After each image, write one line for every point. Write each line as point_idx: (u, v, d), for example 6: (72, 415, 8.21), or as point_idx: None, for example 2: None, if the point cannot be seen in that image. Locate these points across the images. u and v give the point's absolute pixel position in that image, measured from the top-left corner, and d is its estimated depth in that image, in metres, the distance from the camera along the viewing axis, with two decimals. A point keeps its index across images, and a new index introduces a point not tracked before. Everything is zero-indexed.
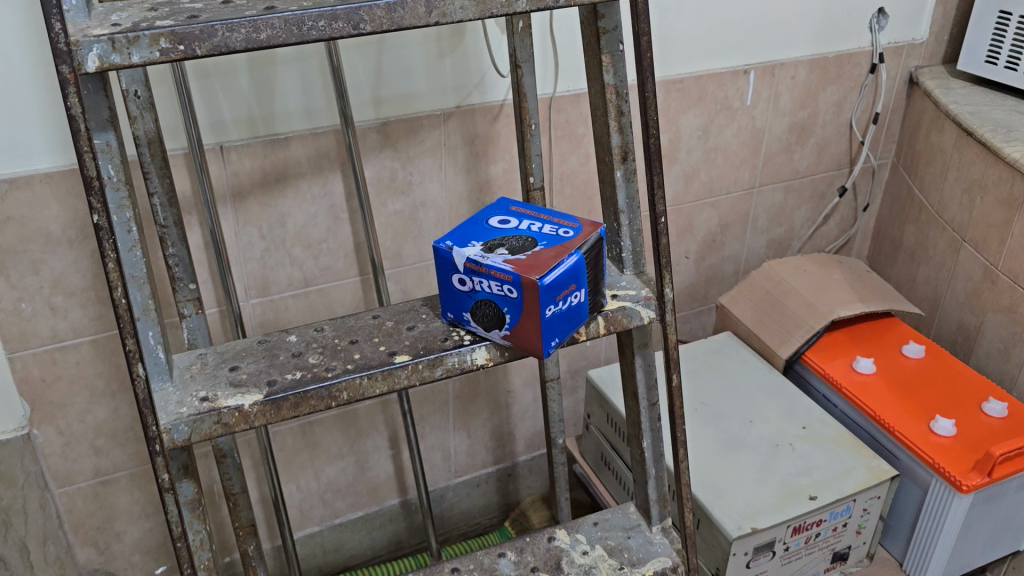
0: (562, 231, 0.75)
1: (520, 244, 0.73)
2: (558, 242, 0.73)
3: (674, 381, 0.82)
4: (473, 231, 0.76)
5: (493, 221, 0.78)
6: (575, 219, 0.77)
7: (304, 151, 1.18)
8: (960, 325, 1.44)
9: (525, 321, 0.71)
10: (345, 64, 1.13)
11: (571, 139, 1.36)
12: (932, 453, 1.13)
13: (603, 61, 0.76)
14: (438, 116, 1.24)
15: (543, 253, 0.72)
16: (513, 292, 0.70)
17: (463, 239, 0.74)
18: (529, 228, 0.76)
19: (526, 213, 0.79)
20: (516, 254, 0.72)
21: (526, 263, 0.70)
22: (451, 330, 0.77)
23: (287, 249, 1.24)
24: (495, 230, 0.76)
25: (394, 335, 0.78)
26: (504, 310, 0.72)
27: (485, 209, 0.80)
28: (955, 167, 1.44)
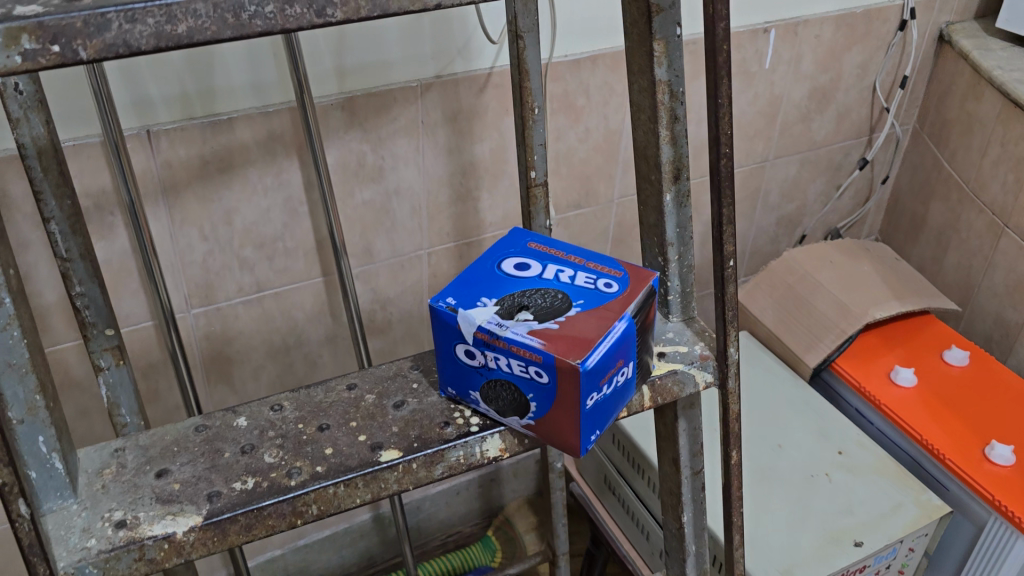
0: (601, 283, 0.56)
1: (548, 304, 0.54)
2: (599, 302, 0.54)
3: (734, 459, 0.65)
4: (481, 280, 0.57)
5: (507, 263, 0.59)
6: (617, 264, 0.58)
7: (252, 134, 0.96)
8: (998, 320, 1.30)
9: (559, 412, 0.53)
10: (305, 44, 0.93)
11: (569, 112, 1.16)
12: (991, 487, 0.98)
13: (655, 50, 0.56)
14: (414, 88, 1.02)
15: (581, 319, 0.53)
16: (543, 376, 0.52)
17: (470, 294, 0.55)
18: (557, 276, 0.57)
19: (550, 252, 0.60)
20: (544, 321, 0.53)
21: (561, 336, 0.52)
22: (452, 410, 0.59)
23: (235, 251, 1.03)
24: (511, 280, 0.57)
25: (377, 418, 0.59)
26: (528, 395, 0.54)
27: (493, 245, 0.61)
28: (998, 141, 1.27)
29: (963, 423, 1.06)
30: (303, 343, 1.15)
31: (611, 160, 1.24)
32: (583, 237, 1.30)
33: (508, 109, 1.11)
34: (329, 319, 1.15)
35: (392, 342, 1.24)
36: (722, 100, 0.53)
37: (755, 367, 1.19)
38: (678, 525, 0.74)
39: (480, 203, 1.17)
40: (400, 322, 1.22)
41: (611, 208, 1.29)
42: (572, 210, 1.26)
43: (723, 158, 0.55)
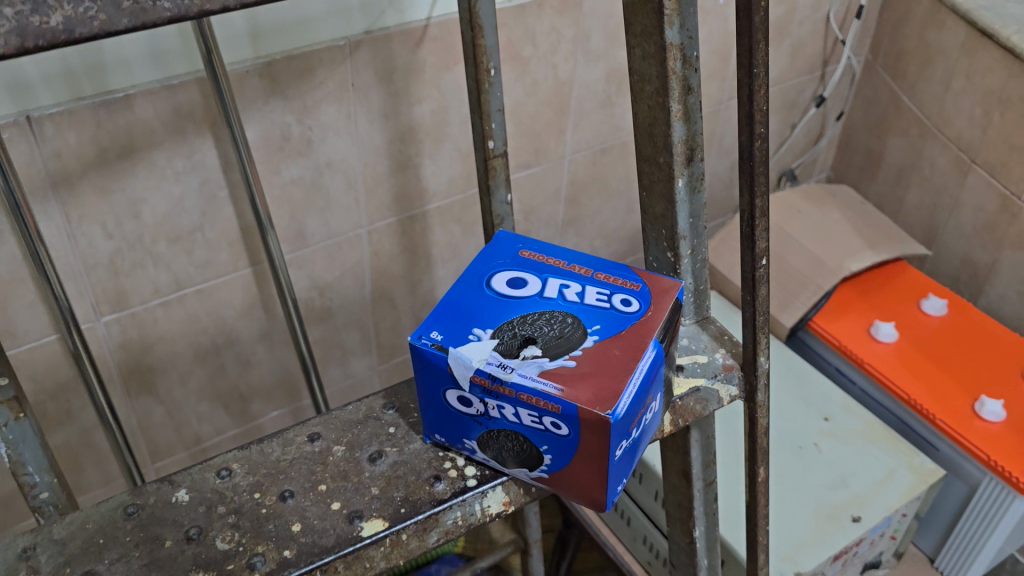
0: (617, 300, 0.48)
1: (558, 332, 0.45)
2: (619, 327, 0.45)
3: (762, 476, 0.57)
4: (471, 305, 0.47)
5: (498, 281, 0.49)
6: (632, 274, 0.50)
7: (155, 113, 0.81)
8: (966, 260, 1.27)
9: (581, 466, 0.44)
10: (217, 23, 0.80)
11: (515, 63, 1.03)
12: (985, 446, 0.93)
13: (665, 8, 0.46)
14: (341, 47, 0.88)
15: (600, 351, 0.44)
16: (562, 428, 0.42)
17: (459, 325, 0.46)
18: (563, 294, 0.48)
19: (547, 263, 0.51)
20: (557, 357, 0.44)
21: (580, 378, 0.42)
22: (442, 459, 0.49)
23: (148, 247, 0.89)
24: (507, 302, 0.47)
25: (351, 476, 0.49)
26: (541, 447, 0.44)
27: (478, 258, 0.51)
28: (963, 73, 1.20)
29: (950, 378, 1.01)
30: (235, 341, 1.03)
31: (562, 114, 1.12)
32: (533, 200, 1.19)
33: (448, 63, 0.97)
34: (261, 313, 1.03)
35: (334, 329, 1.12)
36: (757, 70, 0.43)
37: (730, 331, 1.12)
38: (688, 540, 0.66)
39: (422, 170, 1.04)
40: (341, 307, 1.11)
41: (562, 164, 1.18)
42: (522, 171, 1.15)
43: (757, 141, 0.45)
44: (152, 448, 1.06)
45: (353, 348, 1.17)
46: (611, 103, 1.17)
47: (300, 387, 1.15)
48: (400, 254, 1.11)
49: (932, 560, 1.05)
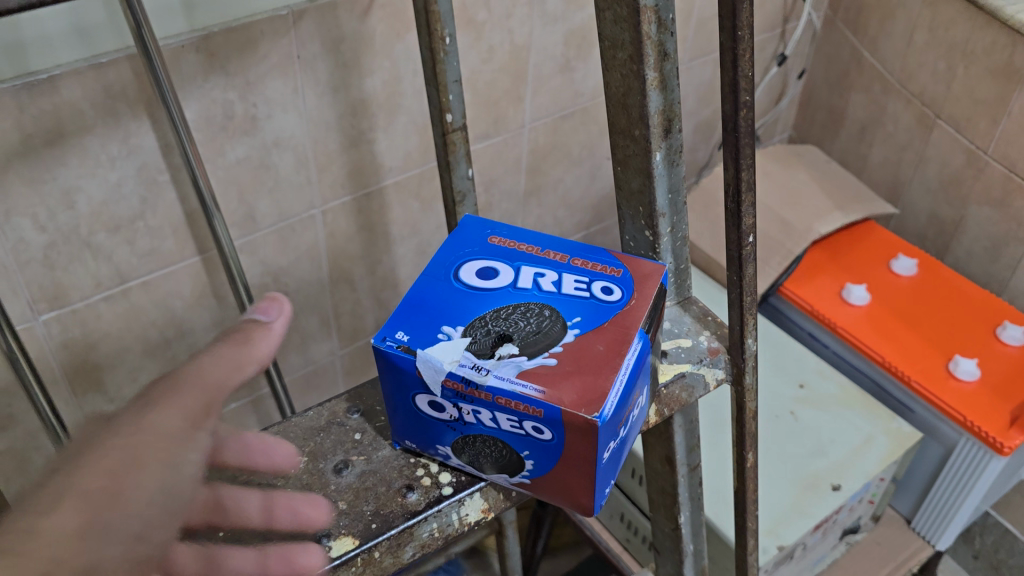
0: (597, 289, 0.44)
1: (537, 326, 0.42)
2: (601, 320, 0.42)
3: (750, 461, 0.54)
4: (439, 301, 0.43)
5: (467, 271, 0.46)
6: (611, 260, 0.46)
7: (84, 96, 0.75)
8: (932, 217, 1.26)
9: (564, 471, 0.41)
10: None
11: (470, 29, 0.98)
12: (961, 407, 0.92)
13: None
14: (284, 17, 0.82)
15: (582, 347, 0.40)
16: (544, 432, 0.39)
17: (427, 325, 0.42)
18: (538, 284, 0.44)
19: (519, 250, 0.47)
20: (536, 356, 0.40)
21: (562, 378, 0.39)
22: (413, 467, 0.45)
23: (85, 238, 0.83)
24: (478, 295, 0.44)
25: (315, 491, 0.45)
26: (522, 453, 0.41)
27: (443, 246, 0.47)
28: (925, 27, 1.17)
29: (923, 339, 1.00)
30: (186, 333, 0.98)
31: (519, 81, 1.08)
32: (493, 171, 1.15)
33: (399, 32, 0.92)
34: (212, 302, 0.98)
35: (291, 315, 1.08)
36: (741, 31, 0.39)
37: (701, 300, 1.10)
38: (673, 526, 0.63)
39: (376, 145, 0.99)
40: (297, 292, 1.06)
41: (521, 134, 1.14)
42: (480, 142, 1.10)
43: (742, 109, 0.42)
44: None
45: (312, 333, 1.12)
46: (570, 68, 1.12)
47: (259, 376, 1.10)
48: (357, 233, 1.06)
49: (909, 521, 1.05)
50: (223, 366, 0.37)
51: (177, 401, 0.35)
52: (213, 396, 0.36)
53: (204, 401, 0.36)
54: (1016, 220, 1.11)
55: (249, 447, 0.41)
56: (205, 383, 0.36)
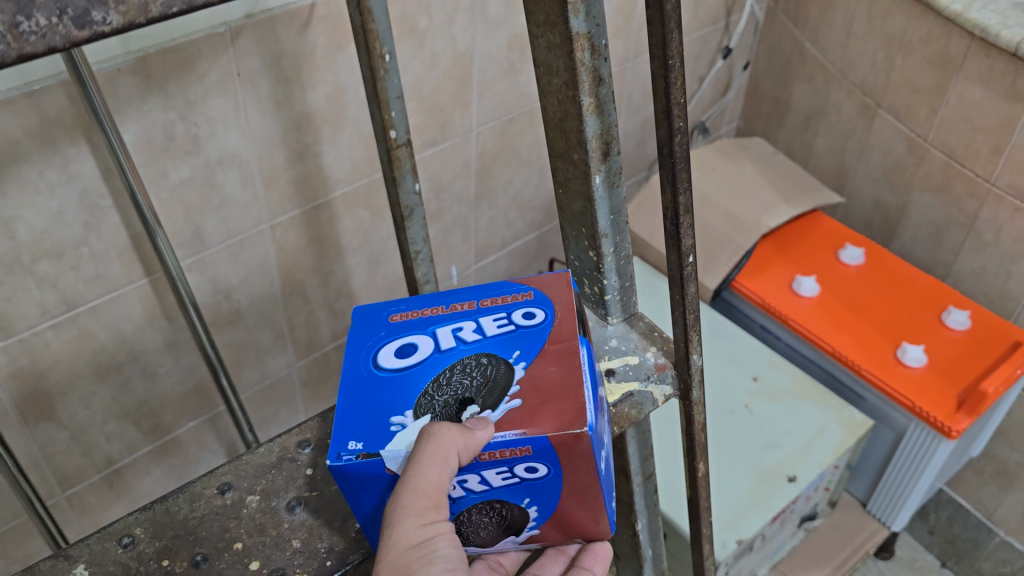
0: (519, 317, 0.47)
1: (484, 377, 0.44)
2: (538, 344, 0.45)
3: (701, 472, 0.55)
4: (374, 395, 0.44)
5: (385, 356, 0.46)
6: (519, 287, 0.49)
7: (19, 124, 0.73)
8: (877, 204, 1.28)
9: (571, 498, 0.44)
10: None
11: (412, 37, 0.97)
12: (908, 392, 0.94)
13: None
14: (222, 35, 0.81)
15: (534, 374, 0.43)
16: (539, 469, 0.42)
17: (373, 425, 0.42)
18: (461, 338, 0.46)
19: (423, 316, 0.48)
20: (499, 404, 0.42)
21: (535, 410, 0.41)
22: None
23: (28, 267, 0.82)
24: (411, 373, 0.45)
25: (270, 528, 0.46)
26: (524, 502, 0.45)
27: (347, 349, 0.47)
28: (863, 17, 1.19)
29: (872, 328, 1.02)
30: (138, 355, 0.97)
31: (464, 86, 1.08)
32: (443, 176, 1.15)
33: (340, 42, 0.91)
34: (164, 323, 0.97)
35: (245, 331, 1.07)
36: (672, 60, 0.40)
37: (647, 299, 1.12)
38: (632, 534, 0.64)
39: (323, 157, 0.99)
40: (251, 307, 1.05)
41: (470, 138, 1.14)
42: (429, 148, 1.10)
43: (677, 135, 0.42)
44: (60, 476, 0.99)
45: (267, 347, 1.11)
46: (516, 71, 1.12)
47: (215, 392, 1.09)
48: (308, 246, 1.05)
49: (864, 504, 1.07)
50: (434, 479, 0.40)
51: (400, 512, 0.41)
52: (434, 494, 0.41)
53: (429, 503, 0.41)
54: (956, 206, 1.14)
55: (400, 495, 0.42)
56: (419, 502, 0.41)
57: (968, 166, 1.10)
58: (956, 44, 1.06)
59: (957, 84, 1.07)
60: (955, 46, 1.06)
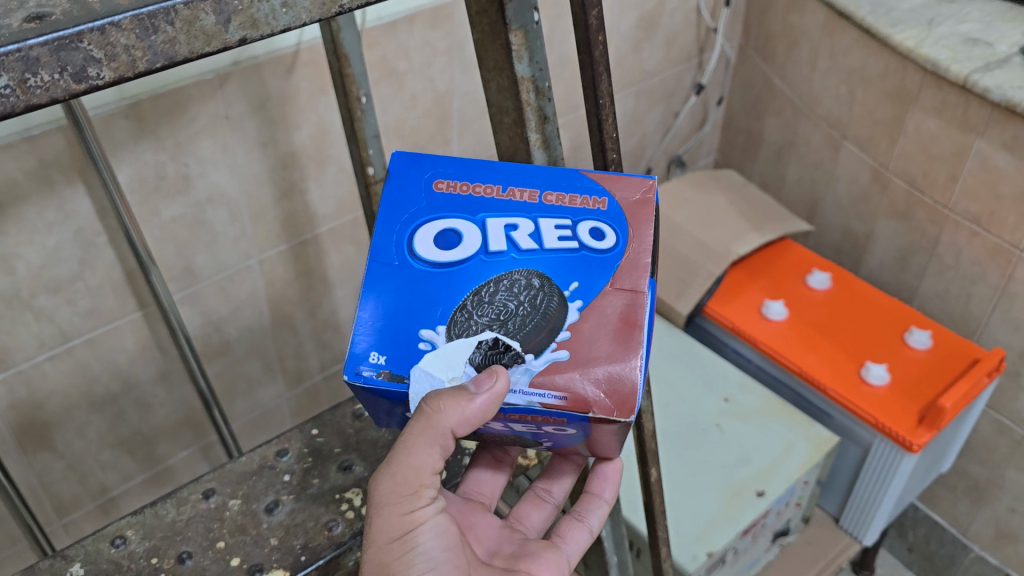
0: (585, 234, 0.49)
1: (530, 304, 0.47)
2: (599, 284, 0.47)
3: (653, 476, 0.59)
4: (408, 290, 0.48)
5: (432, 238, 0.49)
6: (592, 186, 0.50)
7: (18, 166, 0.78)
8: (845, 231, 1.33)
9: (587, 442, 0.50)
10: None
11: (392, 79, 1.02)
12: (871, 409, 0.98)
13: (513, 43, 0.47)
14: (211, 80, 0.86)
15: (589, 328, 0.46)
16: (569, 429, 0.47)
17: (404, 333, 0.47)
18: (515, 242, 0.49)
19: (481, 195, 0.50)
20: (543, 351, 0.46)
21: (578, 374, 0.45)
22: (336, 506, 0.55)
23: (26, 301, 0.86)
24: (451, 273, 0.48)
25: (249, 528, 0.55)
26: (543, 439, 0.51)
27: (390, 201, 0.50)
28: (826, 53, 1.25)
29: (838, 349, 1.06)
30: (132, 386, 1.01)
31: (444, 125, 1.13)
32: None
33: (324, 86, 0.96)
34: (156, 354, 1.01)
35: (235, 362, 1.11)
36: (603, 99, 0.46)
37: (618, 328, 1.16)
38: (596, 540, 0.68)
39: (309, 194, 1.04)
40: (240, 339, 1.09)
41: None
42: None
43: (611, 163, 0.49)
44: (56, 504, 1.02)
45: (257, 378, 1.15)
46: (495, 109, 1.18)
47: (207, 422, 1.13)
48: (295, 279, 1.10)
49: (837, 519, 1.10)
50: (424, 458, 0.48)
51: (385, 489, 0.49)
52: (421, 480, 0.49)
53: (418, 474, 0.48)
54: (918, 231, 1.18)
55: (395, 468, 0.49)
56: (406, 477, 0.48)
57: (927, 193, 1.15)
58: (911, 77, 1.11)
59: (913, 115, 1.13)
60: (910, 79, 1.11)
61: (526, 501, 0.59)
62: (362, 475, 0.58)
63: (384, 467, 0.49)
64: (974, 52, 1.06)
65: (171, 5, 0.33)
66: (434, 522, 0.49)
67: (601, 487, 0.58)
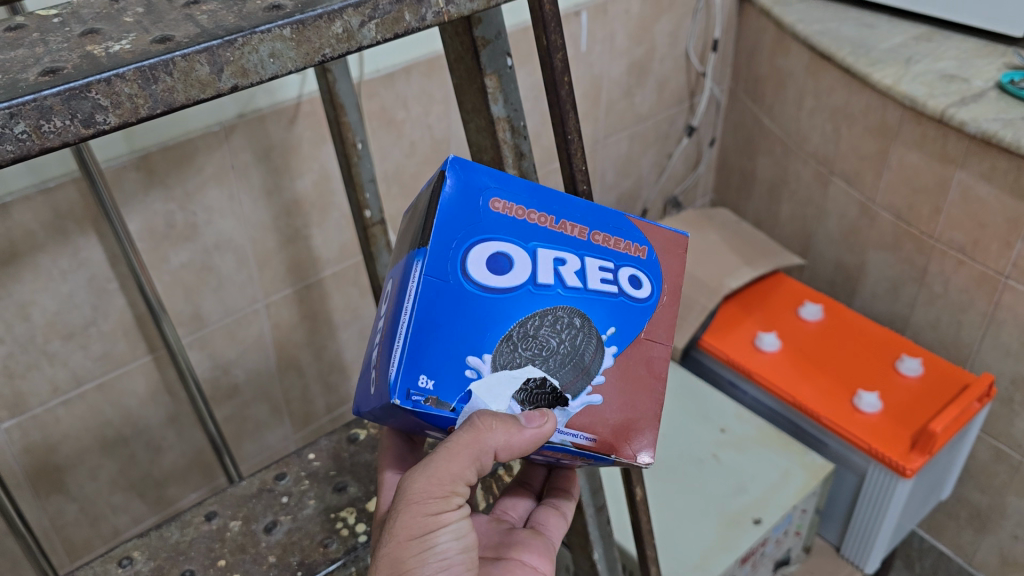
0: (626, 281, 0.48)
1: (570, 343, 0.45)
2: (634, 333, 0.47)
3: (638, 495, 0.61)
4: (459, 314, 0.42)
5: (480, 258, 0.44)
6: (634, 234, 0.49)
7: (35, 218, 0.82)
8: (838, 265, 1.36)
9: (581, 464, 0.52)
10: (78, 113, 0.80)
11: (390, 127, 1.07)
12: (865, 436, 1.00)
13: (487, 86, 0.51)
14: (217, 132, 0.91)
15: (622, 373, 0.47)
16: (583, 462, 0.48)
17: (453, 359, 0.42)
18: (564, 277, 0.45)
19: (531, 221, 0.46)
20: (581, 393, 0.46)
21: (611, 422, 0.46)
22: (332, 525, 0.62)
23: (41, 347, 0.90)
24: (500, 302, 0.43)
25: (249, 547, 0.61)
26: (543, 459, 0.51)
27: (442, 213, 0.43)
28: (811, 93, 1.29)
29: (832, 379, 1.08)
30: (143, 429, 1.04)
31: None
32: None
33: (324, 135, 1.01)
34: (166, 398, 1.04)
35: (242, 405, 1.14)
36: (571, 136, 0.52)
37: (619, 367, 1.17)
38: (590, 563, 0.70)
39: (312, 240, 1.08)
40: (247, 382, 1.12)
41: None
42: None
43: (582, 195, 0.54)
44: (68, 548, 1.05)
45: (265, 420, 1.18)
46: None
47: (216, 465, 1.15)
48: (300, 322, 1.13)
49: (838, 548, 1.12)
50: (458, 471, 0.46)
51: (417, 488, 0.47)
52: (454, 486, 0.47)
53: (451, 487, 0.47)
54: (908, 262, 1.21)
55: (430, 476, 0.46)
56: (437, 489, 0.47)
57: (914, 225, 1.18)
58: (891, 113, 1.15)
59: (897, 149, 1.16)
60: (891, 115, 1.15)
61: (509, 495, 0.62)
62: (356, 496, 0.65)
63: (421, 466, 0.47)
64: (951, 87, 1.09)
65: (171, 58, 0.37)
66: (458, 525, 0.48)
67: (568, 483, 0.59)
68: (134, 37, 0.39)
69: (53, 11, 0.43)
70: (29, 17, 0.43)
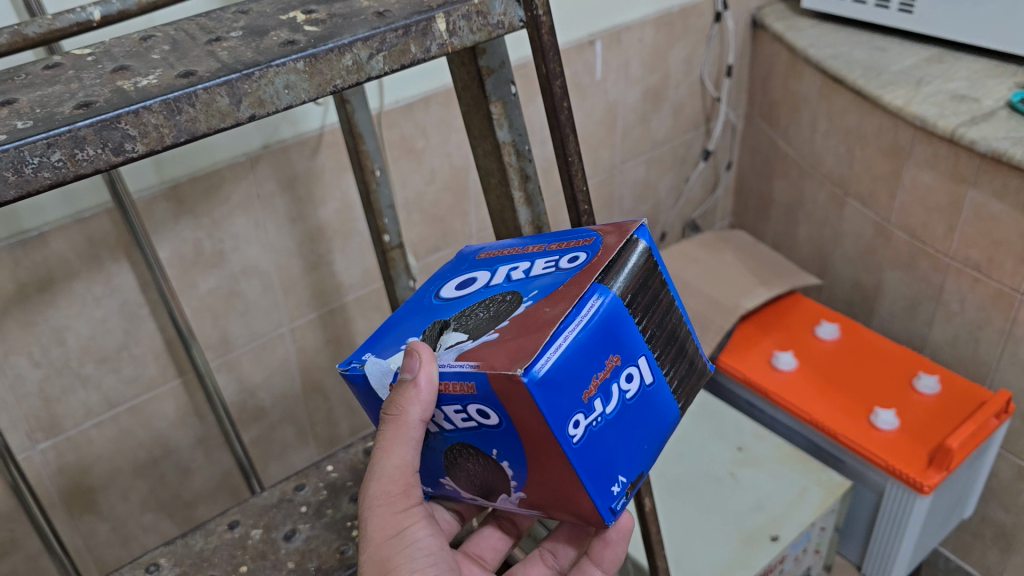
0: (564, 260, 0.49)
1: (491, 311, 0.47)
2: (557, 284, 0.46)
3: (647, 506, 0.64)
4: (416, 320, 0.51)
5: (452, 288, 0.53)
6: (585, 231, 0.52)
7: (70, 246, 0.86)
8: (855, 284, 1.36)
9: (531, 454, 0.45)
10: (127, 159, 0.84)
11: (410, 155, 1.10)
12: (882, 452, 1.00)
13: (492, 113, 0.54)
14: (243, 162, 0.94)
15: (529, 313, 0.45)
16: (489, 410, 0.44)
17: (398, 344, 0.50)
18: (508, 277, 0.50)
19: (504, 255, 0.54)
20: (482, 334, 0.45)
21: (501, 347, 0.43)
22: (348, 533, 0.64)
23: (76, 370, 0.93)
24: (450, 304, 0.51)
25: (269, 553, 0.64)
26: (495, 451, 0.47)
27: (442, 273, 0.56)
28: (825, 115, 1.31)
29: (849, 396, 1.09)
30: (172, 451, 1.07)
31: (462, 197, 1.19)
32: None
33: (346, 165, 1.04)
34: (195, 421, 1.07)
35: (269, 427, 1.17)
36: (571, 158, 0.55)
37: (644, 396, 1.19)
38: None
39: (335, 266, 1.11)
40: (274, 405, 1.16)
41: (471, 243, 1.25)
42: (433, 254, 1.21)
43: (584, 214, 0.58)
44: (101, 567, 1.07)
45: (290, 443, 1.21)
46: None
47: (242, 486, 1.18)
48: (325, 346, 1.16)
49: (860, 567, 1.12)
50: (401, 460, 0.49)
51: (376, 492, 0.50)
52: (406, 478, 0.50)
53: (404, 482, 0.50)
54: (923, 280, 1.22)
55: (383, 478, 0.50)
56: (391, 487, 0.50)
57: (930, 244, 1.18)
58: (903, 134, 1.16)
59: (910, 169, 1.17)
60: (903, 136, 1.17)
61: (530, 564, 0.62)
62: None
63: (372, 473, 0.50)
64: (961, 107, 1.11)
65: (193, 90, 0.40)
66: (428, 519, 0.51)
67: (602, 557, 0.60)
68: (160, 72, 0.43)
69: (88, 50, 0.46)
70: (65, 56, 0.46)
